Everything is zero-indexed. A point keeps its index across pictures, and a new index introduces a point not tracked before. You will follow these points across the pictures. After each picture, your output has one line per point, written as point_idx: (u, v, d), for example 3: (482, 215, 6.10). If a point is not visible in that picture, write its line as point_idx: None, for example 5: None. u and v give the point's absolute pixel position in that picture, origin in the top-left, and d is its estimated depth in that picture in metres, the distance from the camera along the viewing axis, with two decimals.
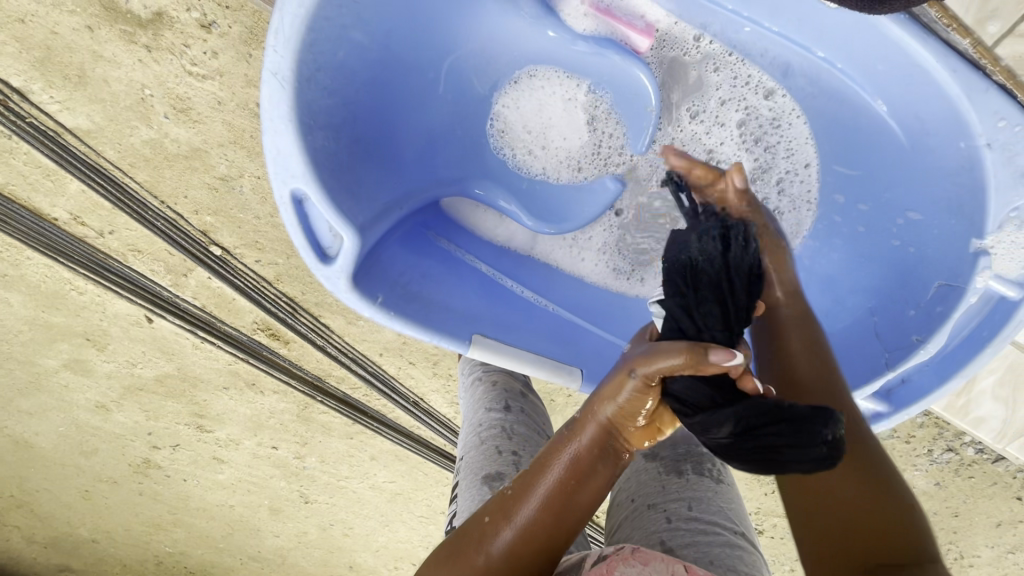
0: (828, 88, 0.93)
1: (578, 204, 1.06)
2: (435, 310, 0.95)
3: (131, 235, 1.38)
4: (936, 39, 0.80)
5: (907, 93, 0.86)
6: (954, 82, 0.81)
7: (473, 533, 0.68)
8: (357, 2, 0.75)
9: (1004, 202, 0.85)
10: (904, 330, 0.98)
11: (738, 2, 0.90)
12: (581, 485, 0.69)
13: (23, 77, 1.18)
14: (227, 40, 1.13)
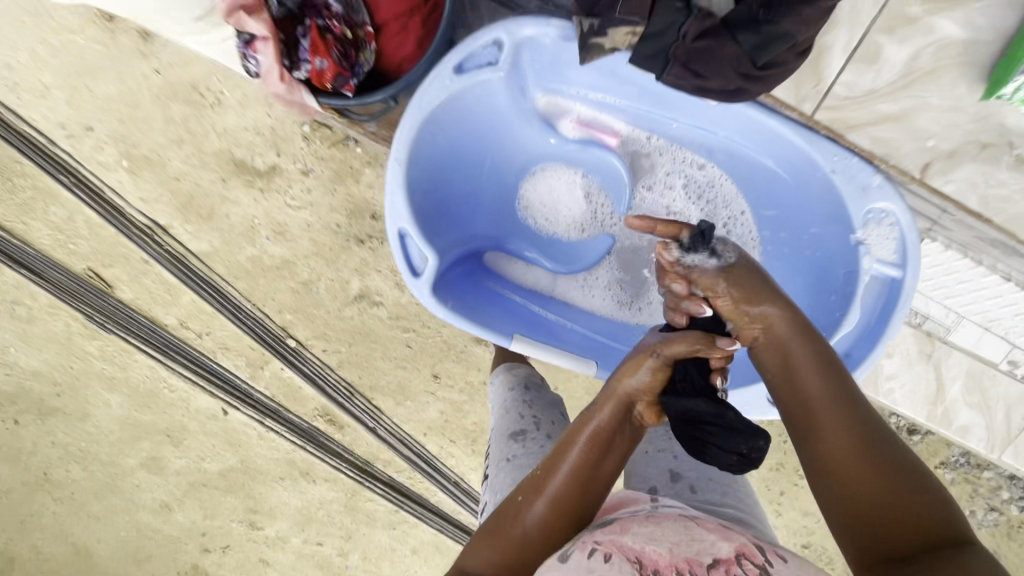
0: (726, 154, 1.15)
1: (583, 252, 1.28)
2: (485, 319, 1.16)
3: (224, 334, 1.68)
4: (776, 114, 1.03)
5: (778, 147, 1.07)
6: (797, 135, 1.03)
7: (508, 511, 0.77)
8: (443, 118, 1.03)
9: (861, 205, 1.04)
10: (830, 310, 1.11)
11: (655, 107, 1.14)
12: (603, 459, 0.78)
13: (169, 216, 1.58)
14: (320, 181, 1.52)
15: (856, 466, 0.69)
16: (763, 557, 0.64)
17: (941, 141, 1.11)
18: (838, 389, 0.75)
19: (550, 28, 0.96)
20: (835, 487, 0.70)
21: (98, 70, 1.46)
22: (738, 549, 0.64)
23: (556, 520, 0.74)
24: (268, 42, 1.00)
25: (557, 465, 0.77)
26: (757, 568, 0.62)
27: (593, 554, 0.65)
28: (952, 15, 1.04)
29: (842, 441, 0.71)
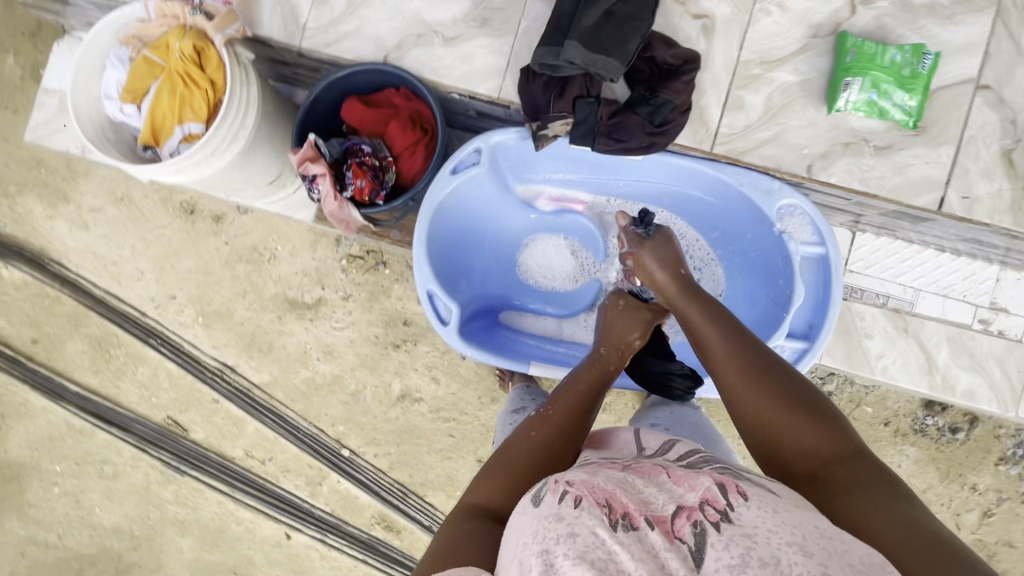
0: (648, 190, 1.16)
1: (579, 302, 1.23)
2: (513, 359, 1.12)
3: (284, 457, 1.84)
4: (674, 148, 1.05)
5: (683, 175, 1.09)
6: (696, 164, 1.04)
7: (521, 445, 0.75)
8: (447, 200, 1.06)
9: (775, 205, 1.02)
10: (775, 300, 1.09)
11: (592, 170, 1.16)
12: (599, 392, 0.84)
13: (235, 357, 1.86)
14: (358, 302, 1.82)
15: (761, 405, 0.72)
16: (727, 500, 0.57)
17: (813, 148, 1.02)
18: (733, 339, 0.78)
19: (509, 133, 1.05)
20: (750, 428, 0.73)
21: (182, 251, 1.87)
22: (703, 495, 0.58)
23: (565, 440, 0.76)
24: (323, 176, 1.00)
25: (561, 397, 0.82)
26: (719, 512, 0.55)
27: (563, 497, 0.58)
28: (783, 68, 1.02)
29: (745, 384, 0.74)
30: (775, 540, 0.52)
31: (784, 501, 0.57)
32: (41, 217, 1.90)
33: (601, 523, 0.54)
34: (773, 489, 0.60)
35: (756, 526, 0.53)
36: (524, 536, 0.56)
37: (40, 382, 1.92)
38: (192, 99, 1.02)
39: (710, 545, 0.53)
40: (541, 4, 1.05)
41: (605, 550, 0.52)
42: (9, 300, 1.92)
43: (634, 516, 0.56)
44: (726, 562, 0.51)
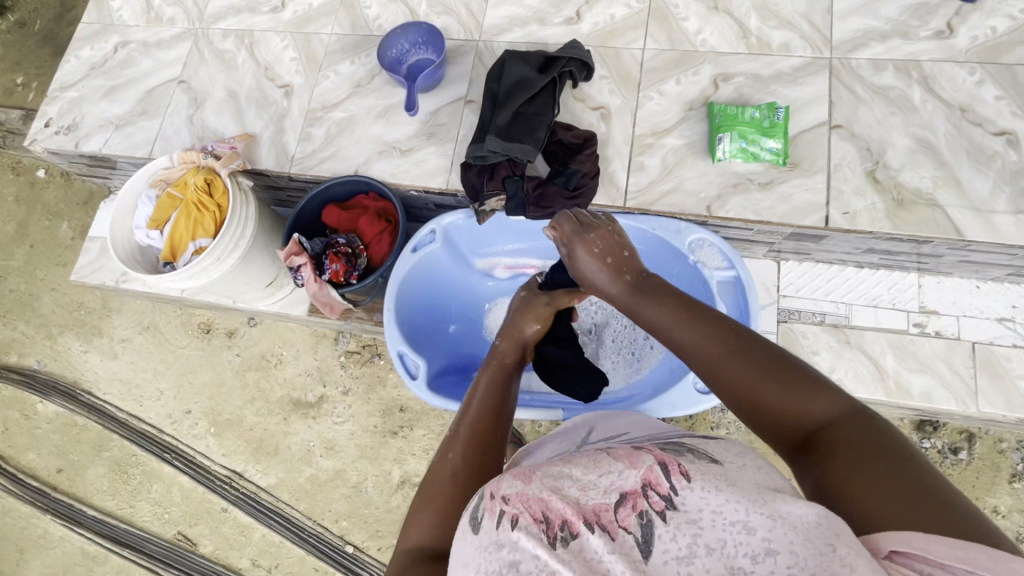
0: None
1: None
2: None
3: (291, 561, 1.84)
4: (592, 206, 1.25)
5: None
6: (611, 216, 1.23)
7: (438, 469, 0.75)
8: (412, 274, 1.26)
9: (684, 239, 1.19)
10: None
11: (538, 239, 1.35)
12: (507, 386, 0.89)
13: (243, 462, 1.94)
14: (356, 395, 1.94)
15: (745, 380, 0.64)
16: (670, 483, 0.54)
17: (708, 191, 1.22)
18: (700, 319, 0.71)
19: (458, 215, 1.27)
20: (731, 403, 0.66)
21: (198, 367, 2.06)
22: (645, 477, 0.55)
23: (485, 448, 0.77)
24: (305, 265, 1.22)
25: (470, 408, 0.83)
26: (663, 499, 0.53)
27: (500, 521, 0.53)
28: (670, 135, 1.26)
29: (723, 363, 0.66)
30: (719, 521, 0.50)
31: (727, 471, 0.56)
32: (76, 352, 2.14)
33: (541, 543, 0.51)
34: (716, 456, 0.59)
35: (701, 508, 0.51)
36: (464, 573, 0.52)
37: (61, 510, 2.00)
38: (203, 221, 1.27)
39: (657, 538, 0.50)
40: (473, 116, 1.35)
41: (548, 573, 0.48)
42: (41, 433, 2.09)
43: (572, 520, 0.52)
44: (674, 554, 0.49)
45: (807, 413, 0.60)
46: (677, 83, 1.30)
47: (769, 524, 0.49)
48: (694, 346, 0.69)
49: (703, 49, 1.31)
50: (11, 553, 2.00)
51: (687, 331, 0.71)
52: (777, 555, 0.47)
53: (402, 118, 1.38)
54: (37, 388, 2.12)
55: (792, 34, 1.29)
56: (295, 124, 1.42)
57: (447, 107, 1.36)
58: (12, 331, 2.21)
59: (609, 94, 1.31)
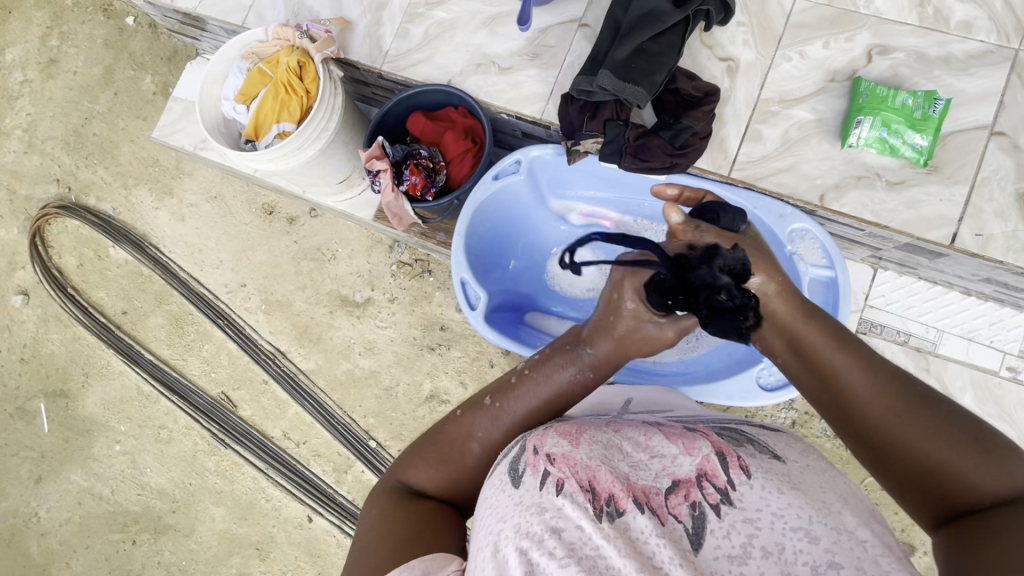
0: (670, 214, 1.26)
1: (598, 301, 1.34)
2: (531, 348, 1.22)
3: (317, 442, 1.97)
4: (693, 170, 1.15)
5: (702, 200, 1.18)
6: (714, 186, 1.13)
7: (456, 434, 0.79)
8: (489, 204, 1.21)
9: (788, 226, 1.09)
10: None
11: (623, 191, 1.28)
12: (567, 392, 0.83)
13: (287, 344, 2.04)
14: (401, 305, 1.98)
15: (920, 444, 0.65)
16: (727, 477, 0.62)
17: (826, 179, 1.10)
18: (874, 373, 0.70)
19: (547, 149, 1.20)
20: (901, 465, 0.66)
21: (258, 246, 2.12)
22: (701, 468, 0.63)
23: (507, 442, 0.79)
24: (385, 172, 1.18)
25: (518, 393, 0.81)
26: (718, 493, 0.60)
27: (546, 482, 0.61)
28: (800, 106, 1.13)
29: (899, 422, 0.66)
30: (777, 525, 0.56)
31: (788, 475, 0.63)
32: (149, 207, 2.24)
33: (586, 514, 0.58)
34: (778, 454, 0.67)
35: (757, 509, 0.58)
36: (504, 524, 0.60)
37: (122, 348, 2.17)
38: (290, 104, 1.24)
39: (709, 531, 0.57)
40: (585, 43, 1.23)
41: (592, 545, 0.56)
42: (111, 275, 2.23)
43: (619, 498, 0.60)
44: (726, 550, 0.55)
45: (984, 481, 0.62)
46: (825, 47, 1.13)
47: (830, 539, 0.55)
48: (863, 397, 0.69)
49: (866, 11, 1.13)
50: (77, 375, 2.21)
51: (858, 381, 0.70)
52: (840, 569, 0.52)
53: (507, 31, 1.27)
54: (109, 233, 2.24)
55: (978, 12, 1.09)
56: (393, 17, 1.33)
57: (559, 27, 1.24)
58: (91, 174, 2.31)
59: (742, 46, 1.16)
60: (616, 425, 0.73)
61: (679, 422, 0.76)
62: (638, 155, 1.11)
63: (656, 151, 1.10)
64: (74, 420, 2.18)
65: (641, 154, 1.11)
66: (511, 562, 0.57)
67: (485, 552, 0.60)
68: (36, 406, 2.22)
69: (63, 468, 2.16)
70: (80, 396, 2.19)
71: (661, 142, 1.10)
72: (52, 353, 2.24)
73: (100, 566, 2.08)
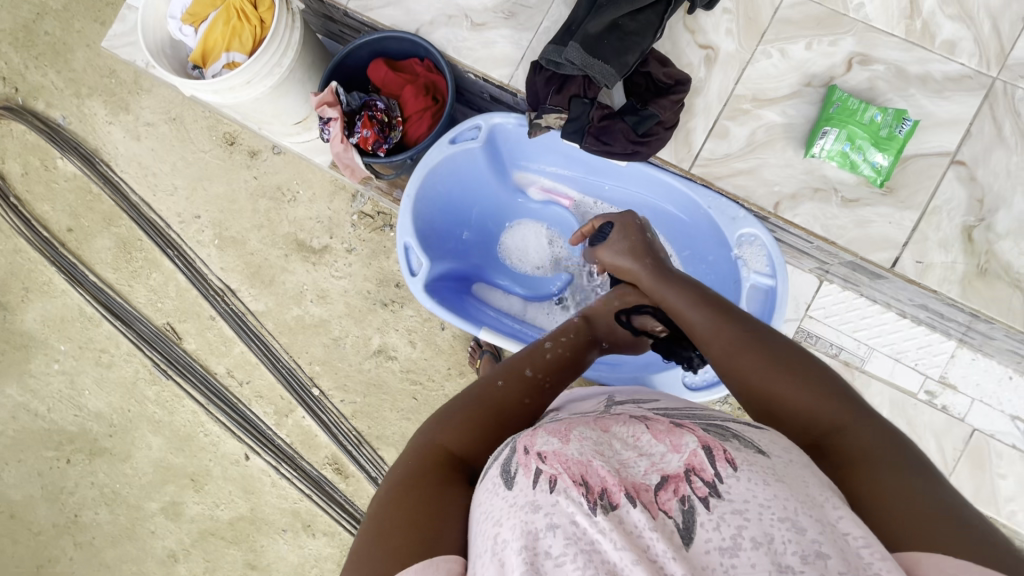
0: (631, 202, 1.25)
1: (547, 279, 1.34)
2: (470, 320, 1.21)
3: (261, 383, 1.96)
4: (654, 162, 1.13)
5: (662, 191, 1.17)
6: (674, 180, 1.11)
7: (503, 405, 0.81)
8: (446, 168, 1.17)
9: (738, 230, 1.08)
10: None
11: (585, 172, 1.27)
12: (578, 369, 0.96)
13: (238, 282, 2.00)
14: (359, 256, 1.95)
15: (760, 377, 0.73)
16: (715, 470, 0.59)
17: (784, 187, 1.08)
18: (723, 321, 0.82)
19: (509, 118, 1.15)
20: (757, 401, 0.73)
21: (216, 177, 2.04)
22: (689, 461, 0.60)
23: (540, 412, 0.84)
24: (336, 121, 1.11)
25: (551, 368, 0.90)
26: (707, 486, 0.58)
27: (538, 481, 0.61)
28: (772, 108, 1.09)
29: (740, 361, 0.76)
30: (765, 516, 0.55)
31: (773, 468, 0.60)
32: (102, 121, 2.12)
33: (580, 509, 0.57)
34: (765, 448, 0.63)
35: (746, 501, 0.56)
36: (500, 527, 0.59)
37: (66, 266, 2.10)
38: (241, 32, 1.16)
39: (700, 524, 0.56)
40: (564, 9, 1.16)
41: (587, 541, 0.56)
42: (58, 188, 2.13)
43: (613, 492, 0.58)
44: (717, 543, 0.54)
45: (817, 404, 0.68)
46: (806, 48, 1.09)
47: (815, 529, 0.55)
48: (712, 348, 0.81)
49: (855, 15, 1.08)
50: (17, 288, 2.13)
51: (712, 330, 0.82)
52: (827, 560, 0.52)
53: None
54: (58, 143, 2.12)
55: (964, 33, 1.06)
56: None
57: None
58: (41, 78, 2.16)
59: (724, 35, 1.11)
60: (606, 421, 0.71)
61: (667, 415, 0.72)
62: (599, 138, 1.08)
63: (618, 136, 1.07)
64: (12, 333, 2.12)
65: (603, 138, 1.07)
66: (512, 563, 0.55)
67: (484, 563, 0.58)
68: None
69: None
70: (19, 310, 2.12)
71: (624, 127, 1.06)
72: None
73: (31, 481, 2.07)
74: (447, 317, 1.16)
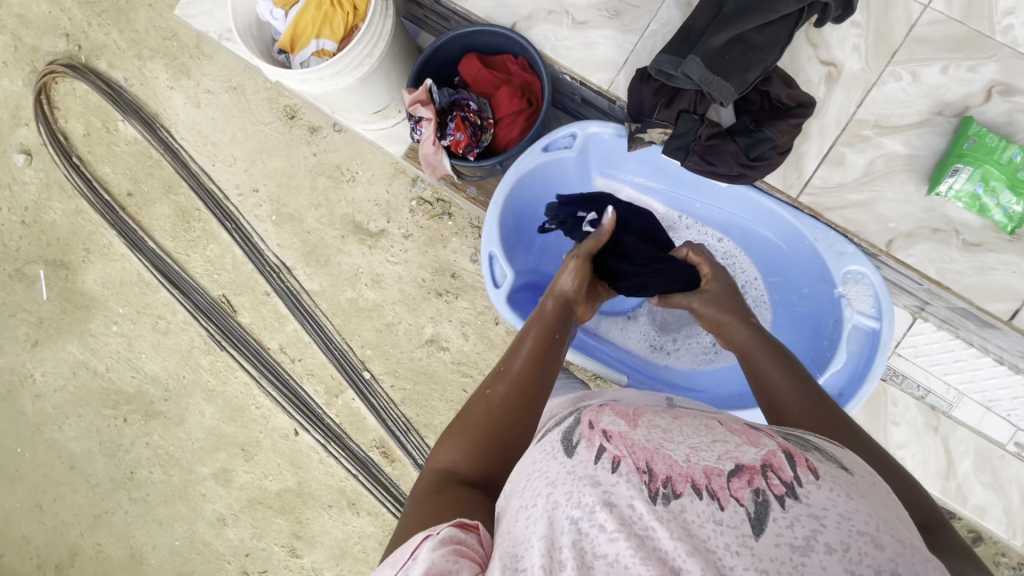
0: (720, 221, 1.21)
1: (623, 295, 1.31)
2: None
3: (312, 362, 1.98)
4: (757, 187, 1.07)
5: (761, 216, 1.11)
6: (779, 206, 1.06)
7: (475, 401, 0.85)
8: (532, 176, 1.13)
9: (842, 266, 1.04)
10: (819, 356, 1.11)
11: (673, 185, 1.22)
12: (555, 340, 0.94)
13: (294, 261, 2.00)
14: (416, 243, 1.92)
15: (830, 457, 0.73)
16: (793, 473, 0.58)
17: (900, 224, 1.02)
18: (803, 386, 0.81)
19: (607, 127, 1.09)
20: None
21: (275, 151, 2.02)
22: (769, 459, 0.60)
23: (520, 391, 0.84)
24: (429, 121, 1.07)
25: (515, 353, 0.90)
26: (784, 486, 0.57)
27: (601, 457, 0.61)
28: (896, 137, 1.01)
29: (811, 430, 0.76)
30: (844, 526, 0.54)
31: (857, 484, 0.60)
32: (163, 85, 2.10)
33: (640, 494, 0.57)
34: (846, 465, 0.63)
35: (825, 508, 0.55)
36: (553, 489, 0.60)
37: (125, 230, 2.12)
38: (333, 18, 1.11)
39: (773, 520, 0.54)
40: (673, 11, 1.07)
41: (643, 523, 0.56)
42: (118, 151, 2.13)
43: (677, 482, 0.58)
44: (788, 540, 0.53)
45: None
46: (942, 72, 1.00)
47: (895, 548, 0.53)
48: (787, 408, 0.80)
49: (1001, 39, 0.99)
50: (78, 249, 2.17)
51: (790, 391, 0.81)
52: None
53: None
54: (119, 105, 2.11)
55: None
56: None
57: None
58: (104, 36, 2.13)
59: (850, 51, 1.02)
60: (673, 413, 0.70)
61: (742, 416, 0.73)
62: (704, 157, 1.01)
63: (726, 155, 1.00)
64: (74, 293, 2.17)
65: (708, 157, 1.01)
66: (558, 532, 0.57)
67: (528, 527, 0.60)
68: (36, 271, 2.20)
69: (60, 338, 2.18)
70: (80, 271, 2.17)
71: (733, 147, 1.00)
72: (54, 223, 2.19)
73: (91, 435, 2.16)
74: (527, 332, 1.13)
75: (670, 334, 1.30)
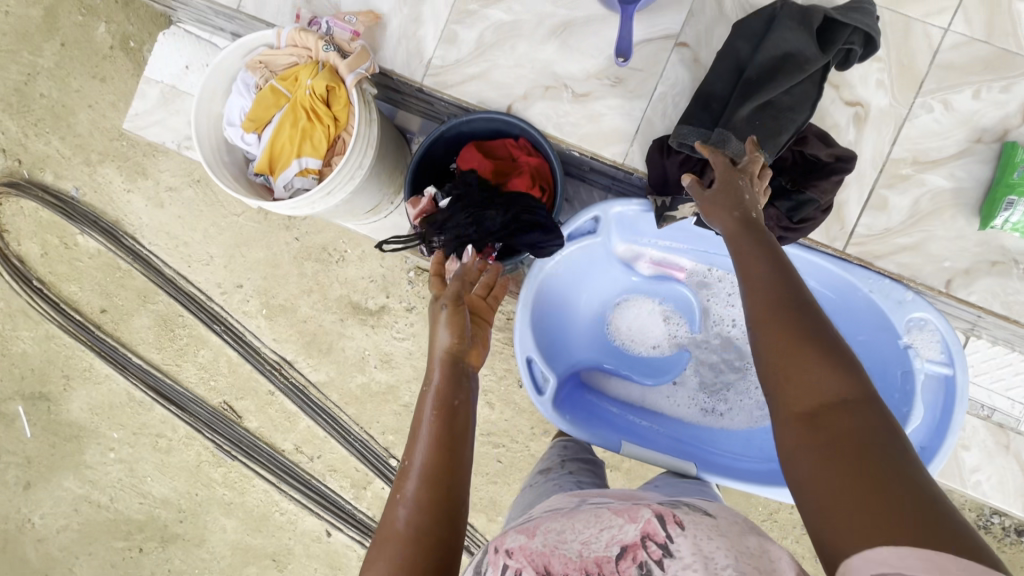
0: None
1: (664, 359, 1.35)
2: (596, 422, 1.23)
3: (333, 457, 1.87)
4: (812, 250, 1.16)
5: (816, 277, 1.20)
6: (837, 266, 1.15)
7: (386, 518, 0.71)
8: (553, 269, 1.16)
9: (904, 315, 1.13)
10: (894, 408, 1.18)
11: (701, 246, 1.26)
12: (458, 398, 0.79)
13: (295, 353, 1.88)
14: (421, 315, 1.81)
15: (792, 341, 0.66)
16: (666, 532, 0.61)
17: (956, 262, 1.19)
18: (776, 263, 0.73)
19: (631, 205, 1.13)
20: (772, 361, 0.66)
21: (253, 241, 1.89)
22: (644, 529, 0.62)
23: (433, 485, 0.71)
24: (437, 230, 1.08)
25: (417, 438, 0.76)
26: (660, 549, 0.60)
27: None
28: (937, 171, 1.18)
29: (774, 310, 0.68)
30: (713, 567, 0.57)
31: (719, 526, 0.64)
32: (119, 189, 1.94)
33: None
34: (710, 513, 0.68)
35: (696, 555, 0.58)
36: None
37: (105, 349, 1.97)
38: (312, 133, 1.07)
39: None
40: (681, 67, 1.20)
41: None
42: (82, 267, 1.97)
43: None
44: None
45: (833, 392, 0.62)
46: (975, 97, 1.17)
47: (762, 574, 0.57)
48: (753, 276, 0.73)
49: None
50: (57, 377, 2.01)
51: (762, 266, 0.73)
52: None
53: (585, 48, 1.23)
54: (75, 218, 1.95)
55: None
56: (437, 17, 1.27)
57: (652, 44, 1.21)
58: (44, 146, 1.97)
59: (874, 88, 1.19)
60: (565, 511, 0.72)
61: (631, 501, 0.74)
62: None
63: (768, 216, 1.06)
64: (60, 425, 2.01)
65: None
66: None
67: None
68: (13, 408, 2.03)
69: (53, 474, 2.02)
70: (63, 400, 2.01)
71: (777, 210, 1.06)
72: (25, 353, 2.02)
73: (106, 571, 2.01)
74: (574, 429, 1.17)
75: (720, 394, 1.32)
